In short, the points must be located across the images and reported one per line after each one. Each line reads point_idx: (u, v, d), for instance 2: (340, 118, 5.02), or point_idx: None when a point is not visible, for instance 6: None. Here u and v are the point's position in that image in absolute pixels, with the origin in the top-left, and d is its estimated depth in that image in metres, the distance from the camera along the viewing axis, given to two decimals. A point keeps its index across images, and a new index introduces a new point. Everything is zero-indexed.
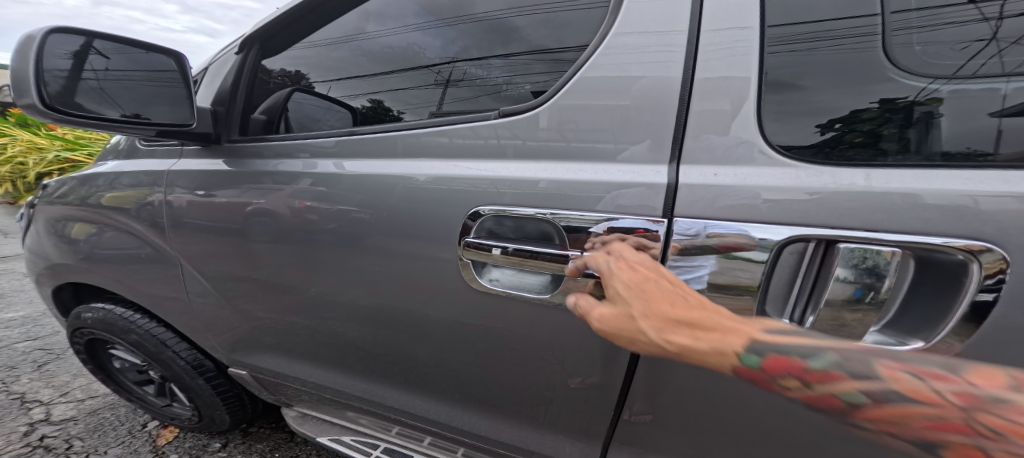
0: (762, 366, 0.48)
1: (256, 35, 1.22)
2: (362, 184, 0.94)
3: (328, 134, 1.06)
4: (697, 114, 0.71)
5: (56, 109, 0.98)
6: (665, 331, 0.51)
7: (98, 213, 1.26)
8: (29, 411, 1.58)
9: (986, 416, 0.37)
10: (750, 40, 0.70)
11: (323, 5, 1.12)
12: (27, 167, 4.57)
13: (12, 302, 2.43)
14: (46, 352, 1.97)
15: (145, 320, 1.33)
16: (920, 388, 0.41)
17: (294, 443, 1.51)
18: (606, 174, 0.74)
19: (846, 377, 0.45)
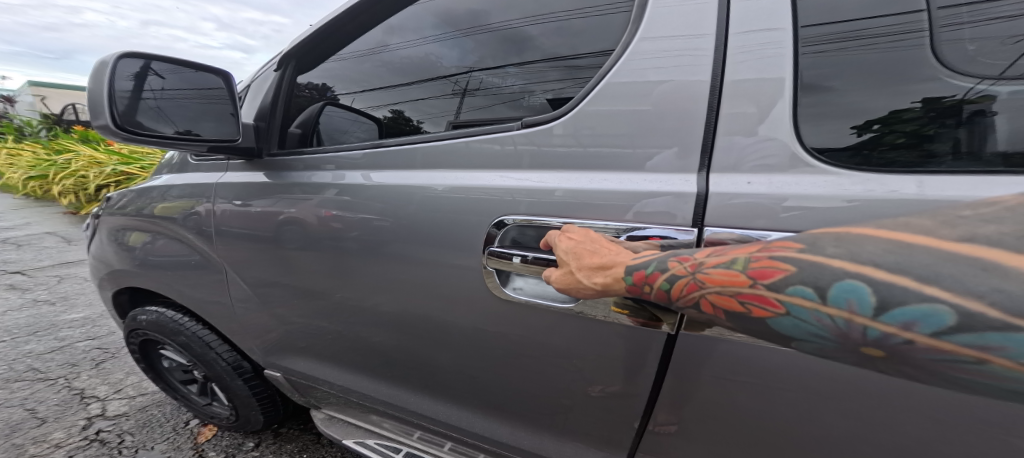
0: (631, 280, 0.59)
1: (293, 52, 1.28)
2: (387, 193, 0.97)
3: (355, 146, 1.10)
4: (726, 118, 0.69)
5: (125, 128, 1.07)
6: (589, 275, 0.64)
7: (152, 222, 1.37)
8: (87, 407, 1.70)
9: (708, 274, 0.53)
10: (783, 42, 0.68)
11: (349, 22, 1.18)
12: (87, 180, 4.98)
13: (75, 303, 2.65)
14: (103, 351, 2.13)
15: (192, 322, 1.41)
16: (683, 267, 0.55)
17: (320, 445, 1.55)
18: (632, 183, 0.73)
19: (659, 273, 0.57)
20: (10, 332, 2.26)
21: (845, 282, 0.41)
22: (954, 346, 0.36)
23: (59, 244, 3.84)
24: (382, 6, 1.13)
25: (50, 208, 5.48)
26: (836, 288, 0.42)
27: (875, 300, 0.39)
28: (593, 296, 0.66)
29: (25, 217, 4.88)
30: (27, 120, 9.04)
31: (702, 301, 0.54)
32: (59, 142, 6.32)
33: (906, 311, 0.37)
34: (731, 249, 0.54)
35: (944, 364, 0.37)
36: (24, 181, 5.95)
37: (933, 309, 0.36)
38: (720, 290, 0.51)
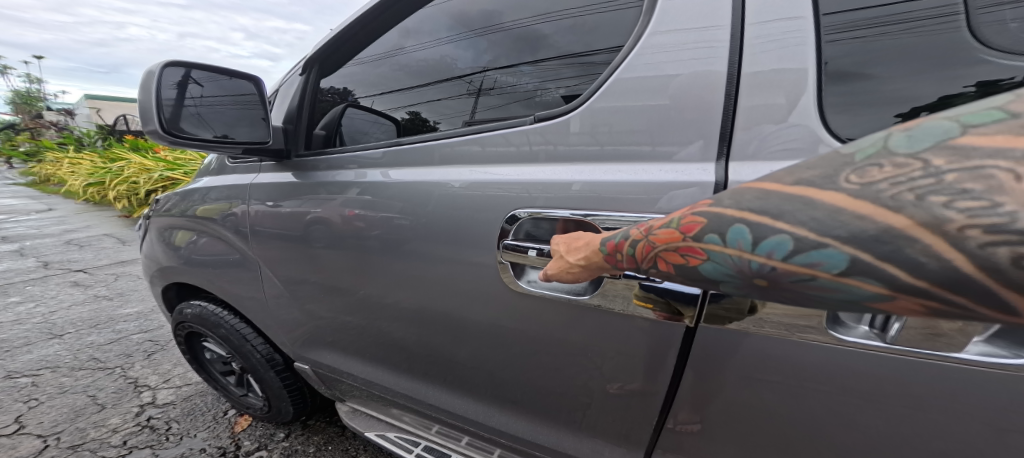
0: (604, 251, 0.55)
1: (316, 56, 1.33)
2: (405, 192, 1.00)
3: (375, 147, 1.14)
4: (747, 109, 0.67)
5: (172, 133, 1.17)
6: (576, 254, 0.60)
7: (195, 222, 1.46)
8: (140, 395, 1.85)
9: (657, 233, 0.46)
10: (806, 30, 0.65)
11: (369, 28, 1.22)
12: (139, 185, 5.35)
13: (130, 299, 2.87)
14: (153, 343, 2.30)
15: (231, 316, 1.51)
16: (638, 230, 0.50)
17: (345, 437, 1.62)
18: (648, 174, 0.71)
19: (621, 240, 0.52)
20: (75, 325, 2.47)
21: (736, 227, 0.38)
22: (800, 269, 0.34)
23: (116, 245, 4.17)
24: (399, 10, 1.16)
25: (108, 212, 5.94)
26: (730, 233, 0.38)
27: (750, 234, 0.37)
28: (586, 277, 0.60)
29: (87, 221, 5.31)
30: (86, 131, 9.80)
31: (659, 260, 0.47)
32: (115, 151, 6.82)
33: (774, 244, 0.35)
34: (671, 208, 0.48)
35: (813, 289, 0.35)
36: (85, 187, 6.47)
37: (781, 239, 0.35)
38: (666, 247, 0.45)
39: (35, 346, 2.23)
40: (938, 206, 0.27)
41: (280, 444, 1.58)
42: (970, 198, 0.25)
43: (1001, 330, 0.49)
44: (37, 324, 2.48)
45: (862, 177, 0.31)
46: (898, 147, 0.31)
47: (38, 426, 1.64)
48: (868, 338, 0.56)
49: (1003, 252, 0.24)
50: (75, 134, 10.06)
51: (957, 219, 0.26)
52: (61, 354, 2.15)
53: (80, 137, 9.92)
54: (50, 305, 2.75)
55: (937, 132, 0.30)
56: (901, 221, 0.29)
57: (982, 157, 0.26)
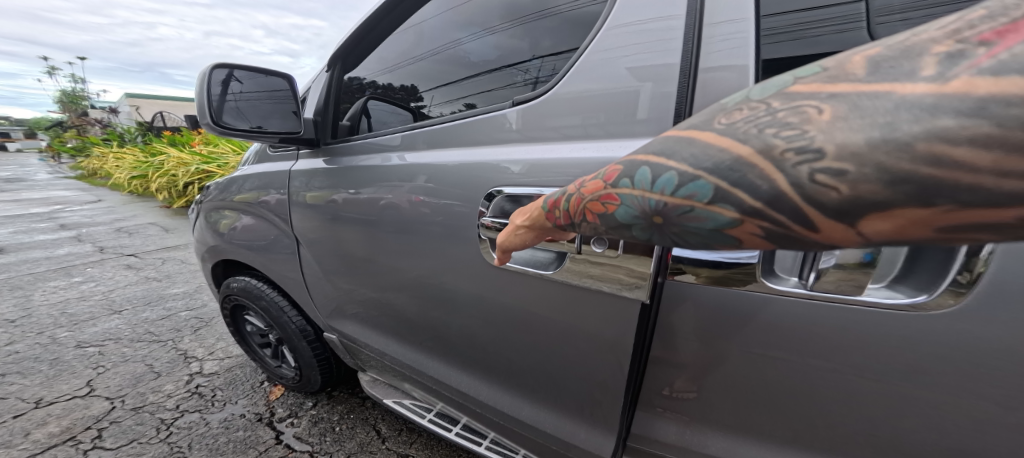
0: (546, 208, 0.62)
1: (338, 54, 1.41)
2: (422, 173, 1.06)
3: (391, 132, 1.22)
4: (703, 95, 0.73)
5: (221, 125, 1.28)
6: (522, 218, 0.69)
7: (237, 206, 1.59)
8: (189, 365, 2.02)
9: (584, 186, 0.54)
10: (746, 30, 0.72)
11: (378, 25, 1.31)
12: (178, 178, 5.67)
13: (175, 280, 3.10)
14: (199, 320, 2.48)
15: (271, 290, 1.63)
16: (571, 186, 0.57)
17: (365, 407, 1.74)
18: (608, 150, 0.77)
19: (559, 197, 0.59)
20: (130, 302, 2.70)
21: (640, 170, 0.46)
22: (680, 201, 0.42)
23: (159, 232, 4.46)
24: (398, 13, 1.27)
25: (149, 203, 6.26)
26: (636, 174, 0.47)
27: (649, 173, 0.45)
28: (531, 239, 0.69)
29: (131, 211, 5.68)
30: (126, 128, 10.36)
31: (586, 210, 0.54)
32: (156, 145, 7.17)
33: (663, 179, 0.43)
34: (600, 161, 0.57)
35: (689, 219, 0.43)
36: (128, 179, 6.85)
37: (669, 176, 0.43)
38: (591, 196, 0.53)
39: (98, 320, 2.46)
40: (769, 136, 0.36)
41: (308, 412, 1.71)
42: (789, 128, 0.35)
43: (898, 276, 0.57)
44: (98, 301, 2.72)
45: (729, 117, 0.40)
46: (755, 94, 0.41)
47: (105, 390, 1.83)
48: (794, 286, 0.64)
49: (805, 169, 0.34)
50: (116, 132, 10.60)
51: (780, 145, 0.35)
52: (121, 328, 2.37)
53: (121, 134, 10.45)
54: (108, 284, 3.00)
55: (776, 83, 0.40)
56: (745, 150, 0.37)
57: (800, 98, 0.36)
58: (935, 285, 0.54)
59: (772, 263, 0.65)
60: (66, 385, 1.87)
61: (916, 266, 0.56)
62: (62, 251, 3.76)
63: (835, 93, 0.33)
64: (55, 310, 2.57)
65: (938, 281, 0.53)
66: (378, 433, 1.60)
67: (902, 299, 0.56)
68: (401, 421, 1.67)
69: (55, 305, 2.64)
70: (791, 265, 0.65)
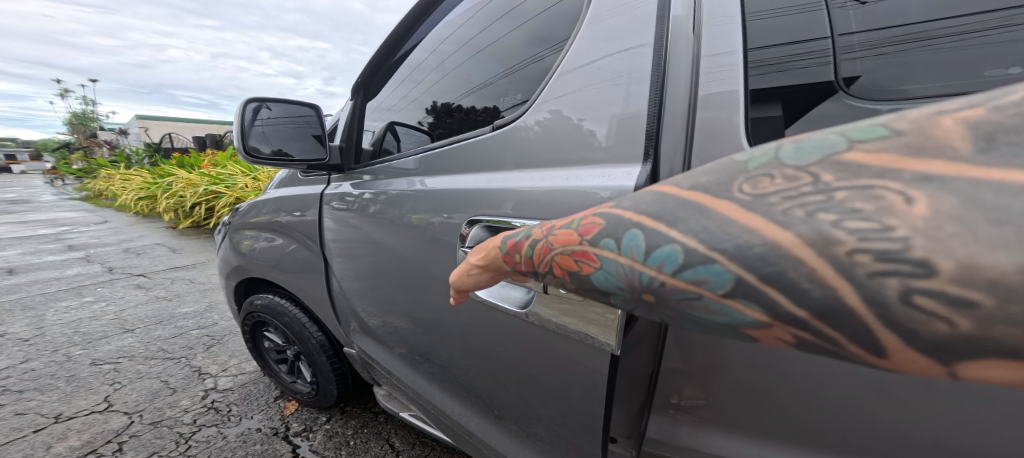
0: (506, 250, 0.64)
1: (360, 83, 1.50)
2: (434, 199, 1.07)
3: (409, 156, 1.25)
4: (702, 121, 0.75)
5: (253, 152, 1.37)
6: (478, 256, 0.70)
7: (262, 223, 1.64)
8: (204, 381, 2.01)
9: (553, 236, 0.55)
10: (734, 63, 0.76)
11: (399, 53, 1.42)
12: (186, 198, 5.72)
13: (186, 299, 3.10)
14: (210, 337, 2.47)
15: (294, 308, 1.65)
16: (539, 232, 0.58)
17: (378, 422, 1.73)
18: (580, 180, 0.80)
19: (523, 240, 0.61)
20: (143, 321, 2.70)
21: (632, 232, 0.45)
22: (685, 284, 0.41)
23: (166, 252, 4.47)
24: (412, 39, 1.38)
25: (157, 224, 6.30)
26: (623, 238, 0.46)
27: (643, 241, 0.44)
28: (487, 279, 0.70)
29: (141, 232, 5.72)
30: (135, 149, 10.51)
31: (553, 262, 0.55)
32: (166, 167, 7.28)
33: (658, 254, 0.42)
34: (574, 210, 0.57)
35: (687, 303, 0.42)
36: (137, 200, 6.93)
37: (672, 249, 0.41)
38: (562, 250, 0.54)
39: (112, 338, 2.45)
40: (828, 224, 0.32)
41: (322, 427, 1.70)
42: (859, 218, 0.30)
43: None
44: (110, 320, 2.72)
45: (761, 190, 0.37)
46: (790, 158, 0.38)
47: (124, 405, 1.82)
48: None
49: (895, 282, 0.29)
50: (125, 152, 10.74)
51: (849, 243, 0.30)
52: (135, 345, 2.36)
53: (129, 154, 10.58)
54: (119, 303, 3.00)
55: (827, 145, 0.36)
56: (788, 238, 0.34)
57: (869, 176, 0.31)
58: None
59: None
60: (84, 401, 1.85)
61: None
62: (73, 272, 3.77)
63: (917, 177, 0.29)
64: (68, 329, 2.57)
65: None
66: (391, 448, 1.59)
67: None
68: (414, 435, 1.66)
69: (67, 324, 2.64)
70: None
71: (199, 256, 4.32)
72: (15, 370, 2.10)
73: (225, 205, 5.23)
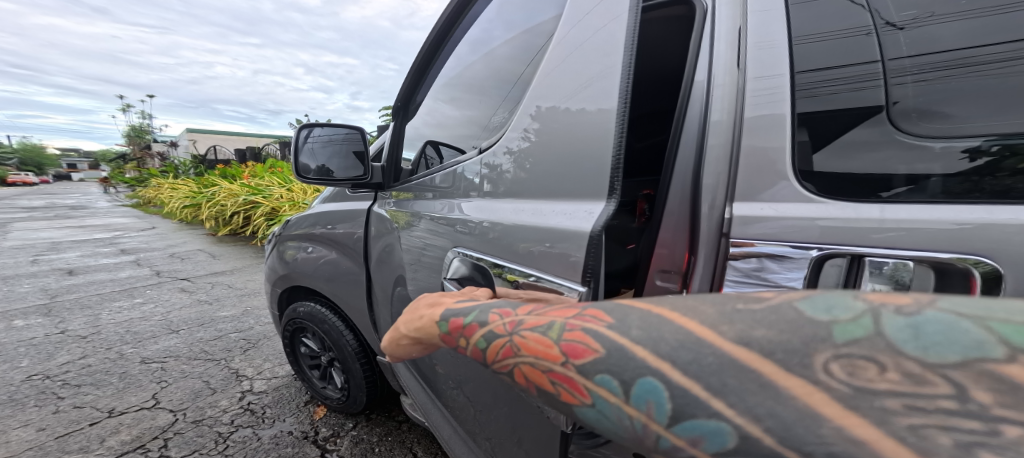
0: (456, 333, 0.69)
1: (400, 106, 1.54)
2: (471, 227, 1.05)
3: (438, 173, 1.28)
4: (748, 148, 0.77)
5: (303, 172, 1.51)
6: (409, 326, 0.78)
7: (307, 235, 1.73)
8: (241, 383, 2.10)
9: (523, 340, 0.59)
10: (780, 86, 0.77)
11: (433, 70, 1.45)
12: (227, 206, 6.05)
13: (225, 303, 3.24)
14: (247, 341, 2.57)
15: (333, 317, 1.71)
16: (506, 331, 0.62)
17: (403, 430, 1.75)
18: (546, 216, 0.89)
19: (482, 330, 0.65)
20: (186, 323, 2.84)
21: (649, 381, 0.45)
22: None
23: (207, 258, 4.71)
24: (438, 58, 1.41)
25: (198, 230, 6.68)
26: (637, 385, 0.46)
27: (668, 403, 0.43)
28: (418, 349, 0.79)
29: (184, 238, 6.07)
30: (182, 159, 11.26)
31: (522, 370, 0.59)
32: (211, 177, 7.77)
33: (687, 422, 0.42)
34: (553, 312, 0.60)
35: None
36: (183, 207, 7.38)
37: (720, 429, 0.39)
38: (535, 361, 0.57)
39: (159, 338, 2.60)
40: None
41: (348, 433, 1.73)
42: None
43: None
44: (158, 321, 2.88)
45: (857, 376, 0.34)
46: (906, 343, 0.34)
47: (169, 402, 1.92)
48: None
49: None
50: (172, 162, 11.48)
51: None
52: (179, 346, 2.49)
53: (177, 165, 11.32)
54: (165, 305, 3.17)
55: (966, 341, 0.31)
56: None
57: None
58: None
59: None
60: (134, 397, 1.96)
61: None
62: (125, 274, 4.03)
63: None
64: (121, 328, 2.74)
65: None
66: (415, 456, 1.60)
67: None
68: (438, 446, 1.67)
69: (120, 323, 2.82)
70: None
71: (236, 262, 4.53)
72: (73, 365, 2.25)
73: (262, 214, 5.50)
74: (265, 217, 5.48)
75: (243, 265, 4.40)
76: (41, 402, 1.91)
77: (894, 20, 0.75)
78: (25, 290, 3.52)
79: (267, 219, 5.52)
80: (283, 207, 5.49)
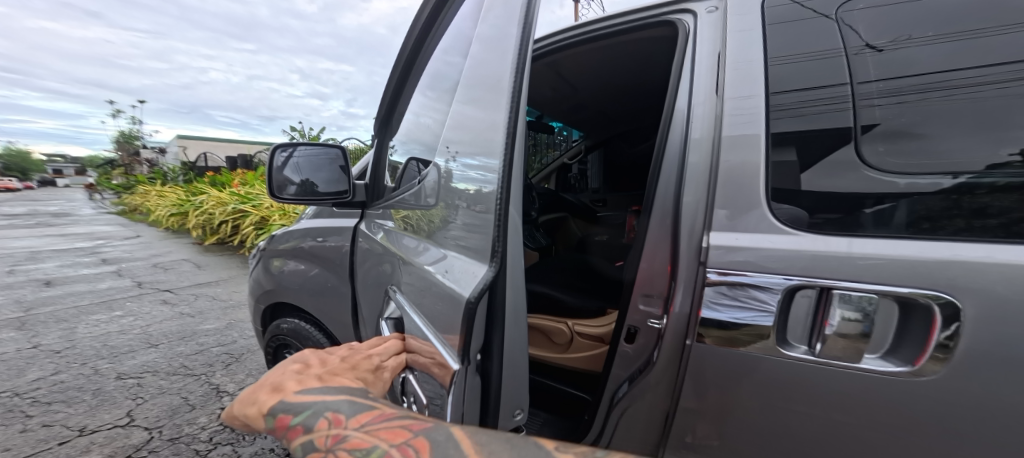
0: (275, 428, 0.54)
1: (381, 118, 1.41)
2: (428, 283, 0.79)
3: (415, 187, 1.00)
4: (727, 166, 0.79)
5: (278, 192, 1.48)
6: (242, 408, 0.60)
7: (292, 250, 1.71)
8: (221, 399, 2.04)
9: None
10: (755, 107, 0.80)
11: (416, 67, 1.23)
12: (215, 215, 5.96)
13: (208, 315, 3.17)
14: (229, 355, 2.52)
15: (317, 333, 1.68)
16: (323, 442, 0.49)
17: None
18: (444, 275, 0.76)
19: (301, 433, 0.51)
20: (167, 336, 2.77)
21: None
22: None
23: (193, 268, 4.62)
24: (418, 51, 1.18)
25: (185, 239, 6.56)
26: None
27: None
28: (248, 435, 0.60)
29: (170, 247, 5.96)
30: (171, 166, 11.11)
31: None
32: (199, 184, 7.67)
33: None
34: (382, 431, 0.49)
35: None
36: (170, 216, 7.27)
37: None
38: None
39: (137, 352, 2.52)
40: None
41: None
42: None
43: (891, 347, 0.59)
44: (137, 334, 2.80)
45: None
46: None
47: (145, 420, 1.86)
48: (804, 353, 0.65)
49: None
50: (161, 169, 11.34)
51: None
52: (158, 360, 2.42)
53: (166, 172, 11.18)
54: (146, 318, 3.09)
55: None
56: None
57: None
58: (917, 354, 0.56)
59: (788, 338, 0.67)
60: (107, 414, 1.90)
61: (903, 343, 0.58)
62: (106, 285, 3.93)
63: None
64: (98, 342, 2.67)
65: (920, 352, 0.56)
66: None
67: (899, 372, 0.58)
68: None
69: (97, 337, 2.74)
70: (804, 338, 0.65)
71: (224, 273, 4.46)
72: (45, 381, 2.18)
73: (251, 223, 5.43)
74: (254, 226, 5.41)
75: (231, 276, 4.33)
76: (7, 421, 1.83)
77: (874, 42, 0.76)
78: None
79: (256, 228, 5.45)
80: (274, 216, 5.43)
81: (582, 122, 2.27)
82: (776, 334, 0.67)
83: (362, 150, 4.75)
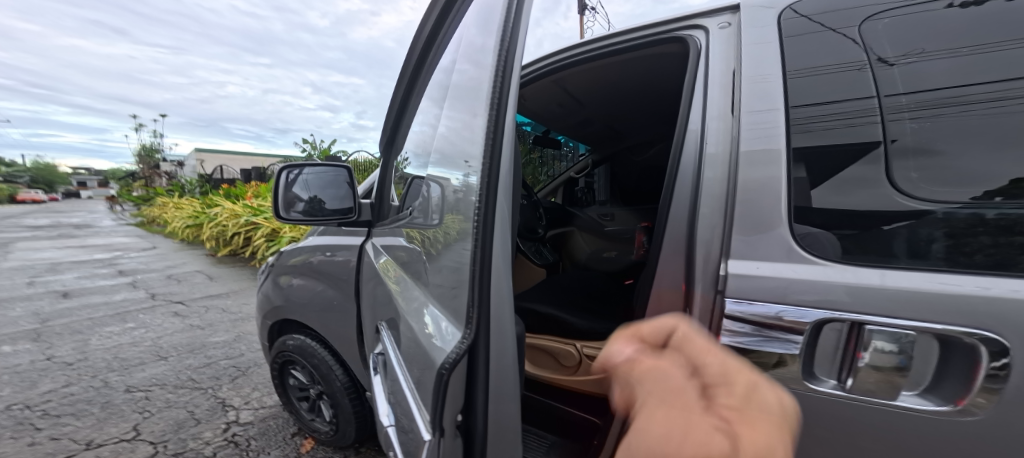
0: None
1: (386, 138, 1.43)
2: (419, 316, 0.77)
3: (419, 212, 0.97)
4: (746, 181, 0.77)
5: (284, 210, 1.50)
6: None
7: (299, 266, 1.72)
8: (227, 413, 2.04)
9: None
10: (775, 120, 0.77)
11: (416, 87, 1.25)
12: (227, 228, 6.08)
13: (218, 328, 3.20)
14: (236, 369, 2.52)
15: (322, 350, 1.68)
16: None
17: None
18: (437, 320, 0.70)
19: None
20: (177, 349, 2.80)
21: None
22: None
23: (205, 280, 4.70)
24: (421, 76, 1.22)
25: (198, 251, 6.69)
26: None
27: None
28: None
29: (184, 258, 6.08)
30: (187, 179, 11.42)
31: None
32: (214, 197, 7.86)
33: None
34: None
35: None
36: (185, 227, 7.44)
37: None
38: None
39: (147, 365, 2.55)
40: None
41: None
42: None
43: (931, 385, 0.55)
44: (148, 347, 2.84)
45: None
46: None
47: (151, 434, 1.86)
48: (832, 388, 0.62)
49: None
50: (178, 182, 11.67)
51: None
52: (167, 374, 2.44)
53: (182, 184, 11.50)
54: (157, 330, 3.14)
55: None
56: None
57: None
58: (961, 392, 0.52)
59: (815, 369, 0.63)
60: (115, 428, 1.91)
61: (945, 381, 0.54)
62: (120, 297, 4.02)
63: None
64: (110, 354, 2.71)
65: (965, 390, 0.52)
66: None
67: (938, 413, 0.54)
68: None
69: (109, 349, 2.78)
70: (833, 371, 0.62)
71: (234, 284, 4.51)
72: (56, 394, 2.21)
73: (262, 236, 5.52)
74: (265, 238, 5.49)
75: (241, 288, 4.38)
76: (18, 434, 1.86)
77: (886, 55, 0.75)
78: (18, 314, 3.49)
79: (267, 241, 5.52)
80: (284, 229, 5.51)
81: (589, 137, 2.26)
82: (802, 363, 0.63)
83: (371, 164, 4.80)
